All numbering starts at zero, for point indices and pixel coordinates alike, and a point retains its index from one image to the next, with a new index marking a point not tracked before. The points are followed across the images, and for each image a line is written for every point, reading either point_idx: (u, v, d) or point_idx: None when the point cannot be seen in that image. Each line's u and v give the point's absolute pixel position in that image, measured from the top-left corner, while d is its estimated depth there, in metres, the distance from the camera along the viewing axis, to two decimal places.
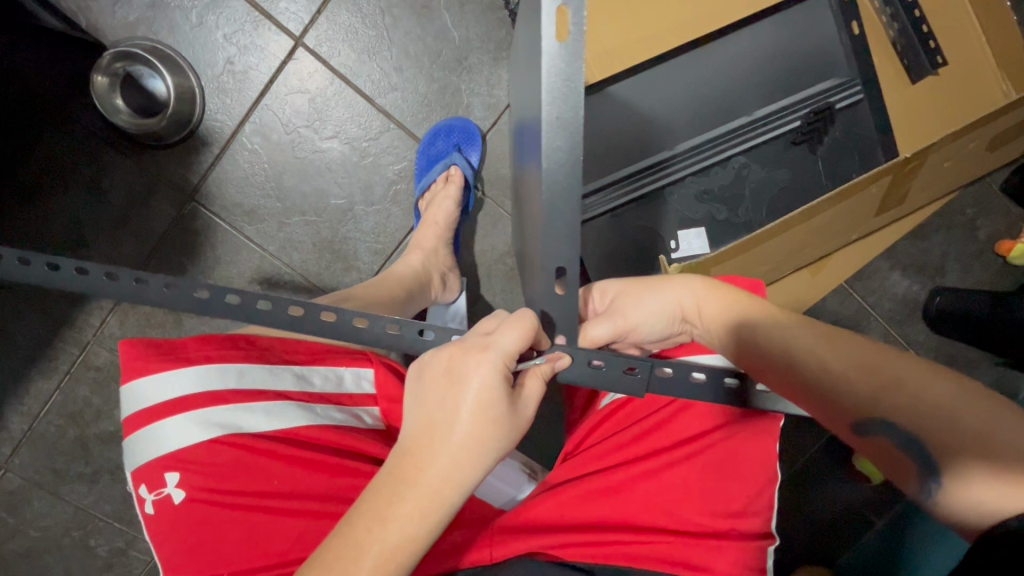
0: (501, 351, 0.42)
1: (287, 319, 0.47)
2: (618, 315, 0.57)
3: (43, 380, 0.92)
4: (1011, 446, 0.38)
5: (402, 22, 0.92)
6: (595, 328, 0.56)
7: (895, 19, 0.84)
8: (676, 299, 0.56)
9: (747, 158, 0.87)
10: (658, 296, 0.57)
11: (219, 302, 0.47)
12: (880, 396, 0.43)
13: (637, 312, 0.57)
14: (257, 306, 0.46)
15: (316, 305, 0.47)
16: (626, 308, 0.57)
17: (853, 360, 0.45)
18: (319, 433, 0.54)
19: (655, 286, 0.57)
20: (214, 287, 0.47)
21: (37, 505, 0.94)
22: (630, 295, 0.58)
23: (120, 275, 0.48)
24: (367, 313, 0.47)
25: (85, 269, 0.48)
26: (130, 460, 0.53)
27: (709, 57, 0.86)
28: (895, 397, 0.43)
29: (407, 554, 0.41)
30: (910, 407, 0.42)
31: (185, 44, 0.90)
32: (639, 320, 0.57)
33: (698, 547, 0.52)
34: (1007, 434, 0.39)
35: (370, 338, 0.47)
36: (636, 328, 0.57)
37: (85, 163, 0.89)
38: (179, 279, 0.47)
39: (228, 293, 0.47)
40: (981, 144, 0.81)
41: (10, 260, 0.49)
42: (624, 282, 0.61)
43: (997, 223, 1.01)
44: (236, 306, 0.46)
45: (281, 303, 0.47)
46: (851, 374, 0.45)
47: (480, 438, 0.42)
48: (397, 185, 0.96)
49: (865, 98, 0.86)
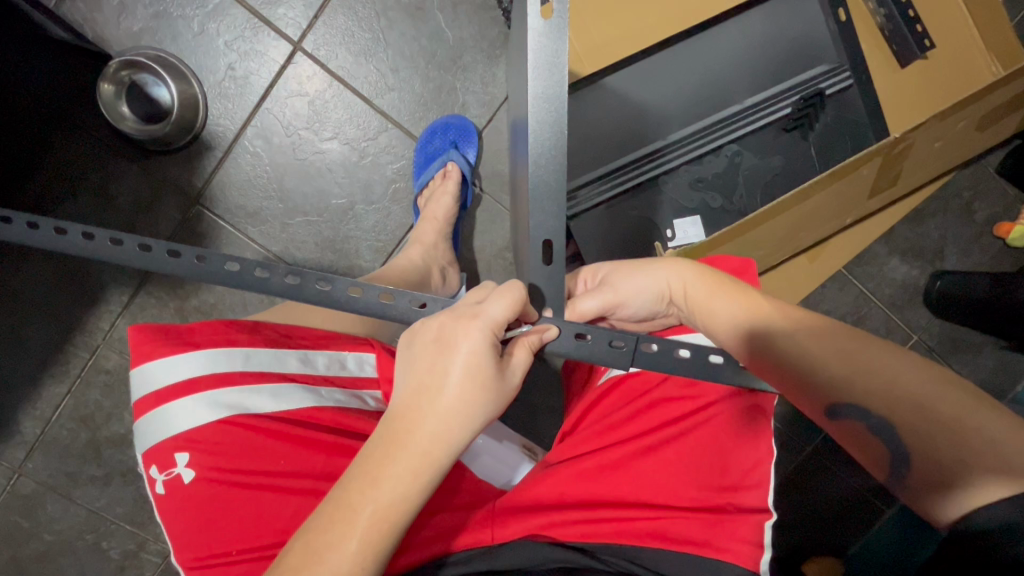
0: (489, 320, 0.44)
1: (281, 286, 0.51)
2: (608, 291, 0.59)
3: (55, 385, 0.94)
4: (980, 434, 0.39)
5: (396, 25, 0.95)
6: (584, 302, 0.59)
7: (881, 6, 0.86)
8: (664, 279, 0.57)
9: (740, 146, 0.88)
10: (647, 275, 0.58)
11: (218, 269, 0.53)
12: (853, 378, 0.44)
13: (626, 288, 0.59)
14: (252, 274, 0.52)
15: (311, 276, 0.52)
16: (615, 284, 0.59)
17: (828, 344, 0.46)
18: (324, 414, 0.56)
19: (646, 265, 0.59)
20: (213, 254, 0.53)
21: (51, 508, 0.95)
22: (621, 273, 0.60)
23: (124, 240, 0.53)
24: (360, 283, 0.52)
25: (90, 234, 0.54)
26: (142, 442, 0.54)
27: (698, 49, 0.88)
28: (868, 380, 0.44)
29: (395, 516, 0.41)
30: (883, 391, 0.43)
31: (188, 52, 0.93)
32: (626, 296, 0.58)
33: (696, 522, 0.52)
34: (978, 422, 0.39)
35: (361, 306, 0.52)
36: (624, 304, 0.59)
37: (94, 170, 0.92)
38: (180, 247, 0.53)
39: (228, 261, 0.53)
40: (971, 123, 0.82)
41: (49, 231, 0.55)
42: (618, 262, 0.63)
43: (994, 206, 1.01)
44: (236, 274, 0.52)
45: (277, 271, 0.52)
46: (828, 357, 0.46)
47: (466, 404, 0.43)
48: (396, 183, 0.97)
49: (855, 84, 0.86)
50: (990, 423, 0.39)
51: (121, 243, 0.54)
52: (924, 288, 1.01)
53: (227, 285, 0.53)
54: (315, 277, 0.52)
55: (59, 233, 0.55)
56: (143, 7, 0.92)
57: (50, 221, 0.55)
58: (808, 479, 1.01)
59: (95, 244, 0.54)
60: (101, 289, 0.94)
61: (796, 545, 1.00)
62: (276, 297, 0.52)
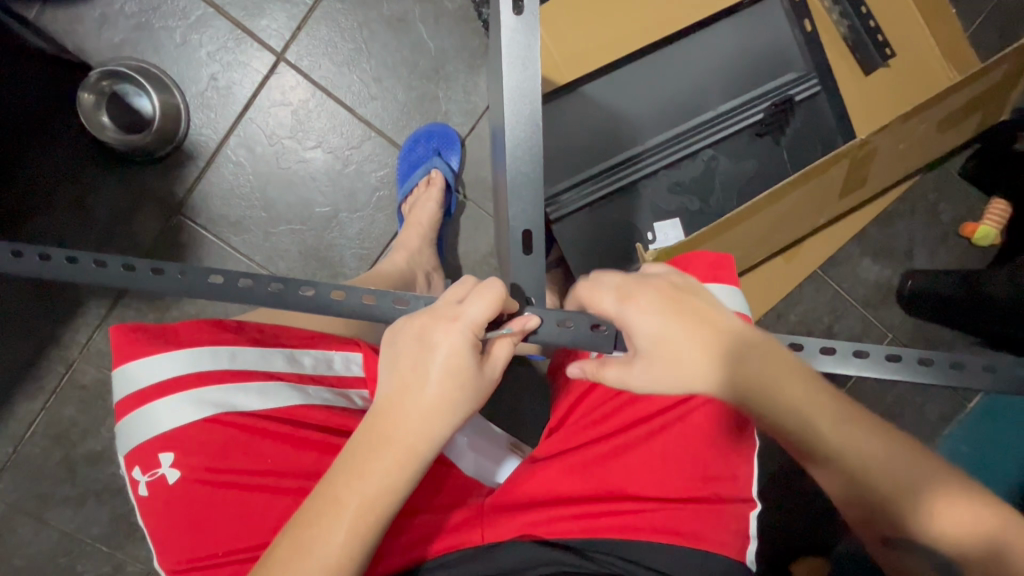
0: (469, 321, 0.45)
1: (267, 294, 0.52)
2: (666, 315, 0.49)
3: (28, 401, 0.92)
4: (940, 494, 0.45)
5: (379, 36, 0.96)
6: (641, 314, 0.49)
7: (843, 17, 0.91)
8: (719, 340, 0.49)
9: (716, 150, 0.91)
10: (701, 330, 0.49)
11: (201, 283, 0.52)
12: (865, 460, 0.46)
13: (679, 328, 0.49)
14: (238, 284, 0.52)
15: (295, 282, 0.52)
16: (669, 318, 0.49)
17: (838, 418, 0.48)
18: (312, 411, 0.55)
19: (698, 313, 0.49)
20: (195, 270, 0.53)
21: (23, 531, 0.92)
22: (666, 310, 0.49)
23: (106, 262, 0.53)
24: (343, 285, 0.52)
25: (74, 257, 0.55)
26: (124, 444, 0.54)
27: (672, 58, 0.91)
28: (870, 455, 0.46)
29: (382, 511, 0.42)
30: (881, 468, 0.46)
31: (170, 62, 0.93)
32: (681, 340, 0.48)
33: (687, 516, 0.53)
34: (944, 487, 0.45)
35: (344, 308, 0.52)
36: (675, 340, 0.49)
37: (71, 181, 0.91)
38: (164, 266, 0.53)
39: (211, 274, 0.53)
40: (932, 125, 0.86)
41: (31, 258, 0.55)
42: (654, 288, 0.50)
43: (959, 207, 1.05)
44: (219, 286, 0.52)
45: (262, 280, 0.52)
46: (841, 437, 0.47)
47: (449, 402, 0.44)
48: (380, 191, 0.98)
49: (823, 90, 0.90)
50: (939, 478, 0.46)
51: (104, 264, 0.53)
52: (897, 287, 1.04)
53: (212, 296, 0.53)
54: (299, 284, 0.52)
55: (42, 259, 0.55)
56: (124, 18, 0.93)
57: (32, 248, 0.55)
58: (794, 478, 1.02)
59: (78, 268, 0.54)
60: (79, 302, 0.93)
61: (783, 545, 1.01)
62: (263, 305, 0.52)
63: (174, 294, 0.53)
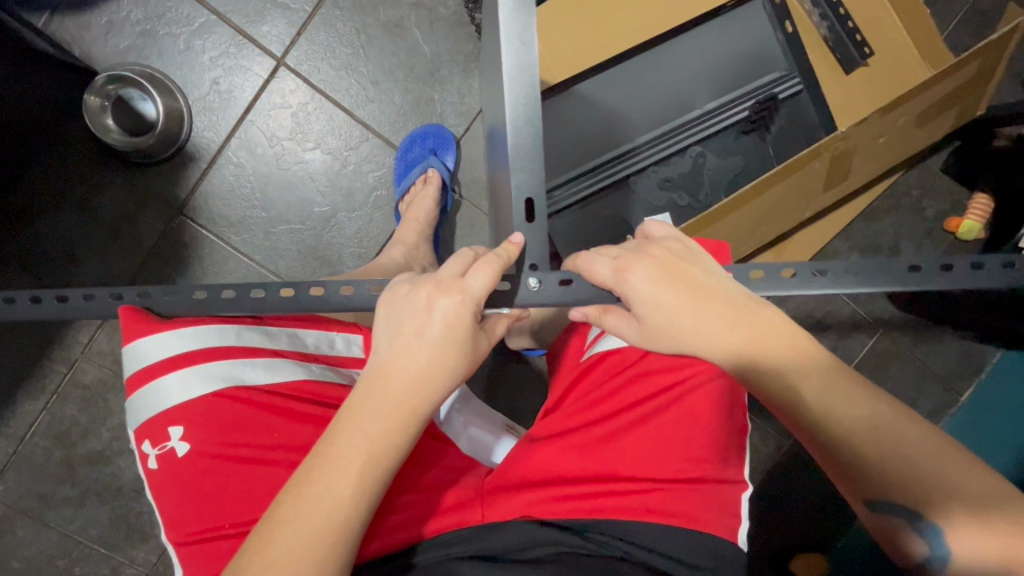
0: (473, 295, 0.47)
1: (280, 299, 0.57)
2: (663, 282, 0.48)
3: (30, 401, 0.93)
4: (959, 487, 0.41)
5: (376, 40, 1.00)
6: (639, 280, 0.49)
7: (823, 19, 0.94)
8: (721, 309, 0.48)
9: (703, 148, 0.94)
10: (703, 299, 0.48)
11: (217, 299, 0.58)
12: (871, 440, 0.43)
13: (678, 294, 0.48)
14: (251, 294, 0.57)
15: (304, 285, 0.58)
16: (668, 283, 0.48)
17: (845, 395, 0.44)
18: (317, 388, 0.57)
19: (696, 282, 0.49)
20: (210, 288, 0.59)
21: (23, 532, 0.93)
22: (663, 275, 0.49)
23: (124, 293, 0.60)
24: (351, 281, 0.57)
25: (91, 295, 0.60)
26: (133, 420, 0.55)
27: (659, 58, 0.94)
28: (882, 437, 0.42)
29: (383, 469, 0.45)
30: (892, 451, 0.42)
31: (174, 67, 0.97)
32: (686, 308, 0.48)
33: (676, 493, 0.55)
34: (961, 478, 0.41)
35: (356, 300, 0.57)
36: (677, 307, 0.48)
37: (77, 183, 0.94)
38: (178, 287, 0.59)
39: (223, 290, 0.59)
40: (910, 119, 0.89)
41: (50, 301, 0.60)
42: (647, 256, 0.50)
43: (942, 202, 1.08)
44: (232, 300, 0.58)
45: (273, 289, 0.58)
46: (847, 415, 0.43)
47: (447, 370, 0.47)
48: (377, 191, 1.00)
49: (805, 89, 0.93)
50: (960, 471, 0.42)
51: (122, 297, 0.60)
52: None
53: (227, 309, 0.58)
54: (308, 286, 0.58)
55: (60, 301, 0.60)
56: (130, 25, 0.96)
57: (51, 292, 0.60)
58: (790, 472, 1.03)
59: (97, 303, 0.60)
60: None
61: (781, 539, 1.01)
62: (276, 310, 0.57)
63: (193, 310, 0.58)
